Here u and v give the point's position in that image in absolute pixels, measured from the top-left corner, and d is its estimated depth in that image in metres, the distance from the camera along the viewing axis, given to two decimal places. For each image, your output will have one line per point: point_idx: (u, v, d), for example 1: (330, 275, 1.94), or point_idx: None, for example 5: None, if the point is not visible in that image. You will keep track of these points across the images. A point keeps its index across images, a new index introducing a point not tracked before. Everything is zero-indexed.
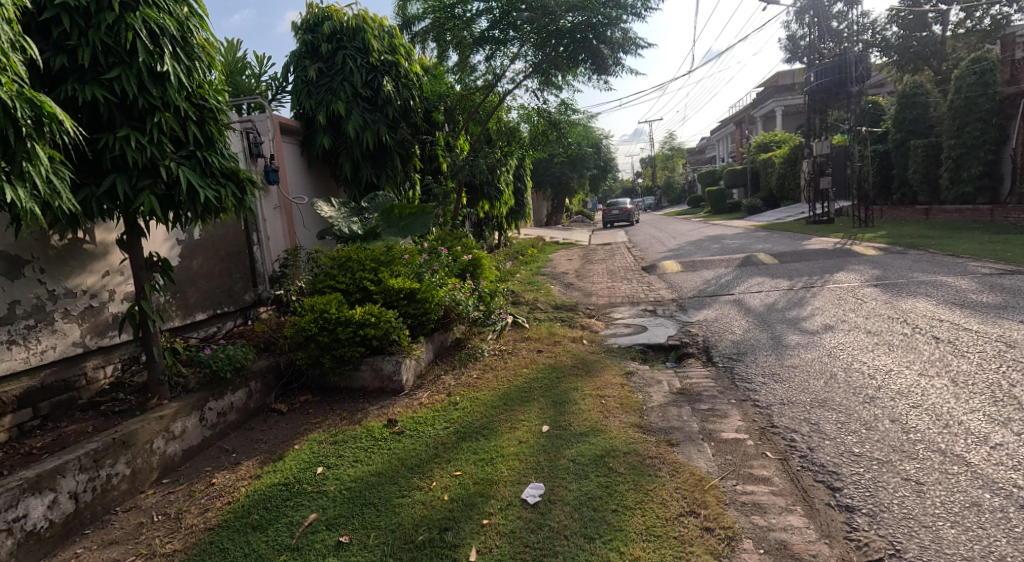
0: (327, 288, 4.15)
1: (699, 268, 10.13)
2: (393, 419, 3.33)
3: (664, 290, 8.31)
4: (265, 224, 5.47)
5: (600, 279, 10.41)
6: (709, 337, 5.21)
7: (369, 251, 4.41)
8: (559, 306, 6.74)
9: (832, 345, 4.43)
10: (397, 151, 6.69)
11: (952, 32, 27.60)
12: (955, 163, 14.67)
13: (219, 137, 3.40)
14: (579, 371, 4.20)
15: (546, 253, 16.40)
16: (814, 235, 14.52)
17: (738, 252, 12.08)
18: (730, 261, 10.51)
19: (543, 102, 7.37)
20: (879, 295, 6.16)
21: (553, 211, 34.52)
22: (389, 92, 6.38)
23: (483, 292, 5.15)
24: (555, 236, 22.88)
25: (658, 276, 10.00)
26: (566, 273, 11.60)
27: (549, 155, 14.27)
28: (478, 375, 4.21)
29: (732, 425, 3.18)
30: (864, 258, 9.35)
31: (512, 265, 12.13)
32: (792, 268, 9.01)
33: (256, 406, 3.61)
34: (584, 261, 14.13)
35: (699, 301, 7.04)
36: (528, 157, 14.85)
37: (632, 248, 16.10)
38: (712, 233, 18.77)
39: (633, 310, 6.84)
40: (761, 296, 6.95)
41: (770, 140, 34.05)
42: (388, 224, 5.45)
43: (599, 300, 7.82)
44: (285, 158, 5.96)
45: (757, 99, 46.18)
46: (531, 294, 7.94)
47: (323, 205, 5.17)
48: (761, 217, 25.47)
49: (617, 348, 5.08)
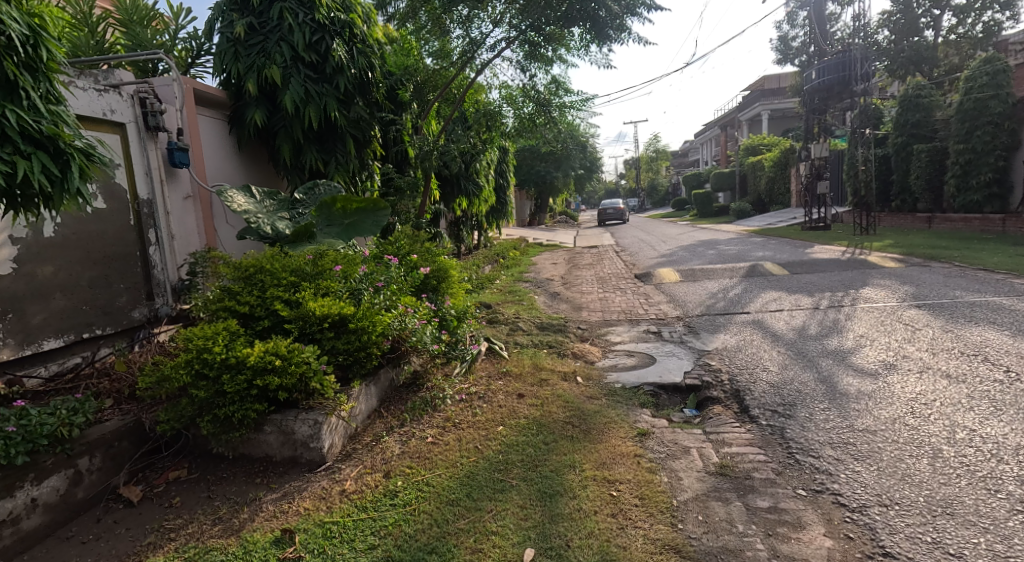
0: (222, 312, 2.93)
1: (700, 279, 9.07)
2: (289, 530, 2.20)
3: (665, 305, 7.20)
4: (168, 219, 4.22)
5: (589, 288, 9.28)
6: (737, 375, 4.10)
7: (289, 261, 3.22)
8: (546, 326, 5.57)
9: (909, 396, 3.34)
10: (350, 133, 5.46)
11: (945, 37, 26.98)
12: (963, 169, 13.83)
13: (24, 82, 2.16)
14: (575, 434, 3.05)
15: (529, 256, 15.28)
16: (815, 242, 13.58)
17: (739, 261, 11.03)
18: (734, 270, 9.46)
19: (530, 78, 6.20)
20: (931, 321, 5.10)
21: (537, 211, 33.47)
22: (340, 58, 5.13)
23: (447, 315, 3.95)
24: (539, 237, 21.79)
25: (654, 287, 8.90)
26: (550, 280, 10.45)
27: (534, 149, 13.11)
28: (433, 435, 3.02)
29: (820, 550, 2.05)
30: (885, 271, 8.34)
31: (492, 270, 10.98)
32: (807, 281, 7.97)
33: (89, 495, 2.38)
34: (570, 266, 13.02)
35: (711, 322, 5.95)
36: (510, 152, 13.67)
37: (621, 253, 15.07)
38: (703, 237, 17.82)
39: (635, 331, 5.72)
40: (784, 316, 5.88)
41: (758, 144, 33.34)
42: (324, 221, 4.19)
43: (592, 316, 6.70)
44: (200, 135, 4.69)
45: (743, 102, 45.57)
46: (514, 309, 6.77)
47: (237, 195, 3.91)
48: (751, 222, 24.61)
49: (620, 388, 3.94)
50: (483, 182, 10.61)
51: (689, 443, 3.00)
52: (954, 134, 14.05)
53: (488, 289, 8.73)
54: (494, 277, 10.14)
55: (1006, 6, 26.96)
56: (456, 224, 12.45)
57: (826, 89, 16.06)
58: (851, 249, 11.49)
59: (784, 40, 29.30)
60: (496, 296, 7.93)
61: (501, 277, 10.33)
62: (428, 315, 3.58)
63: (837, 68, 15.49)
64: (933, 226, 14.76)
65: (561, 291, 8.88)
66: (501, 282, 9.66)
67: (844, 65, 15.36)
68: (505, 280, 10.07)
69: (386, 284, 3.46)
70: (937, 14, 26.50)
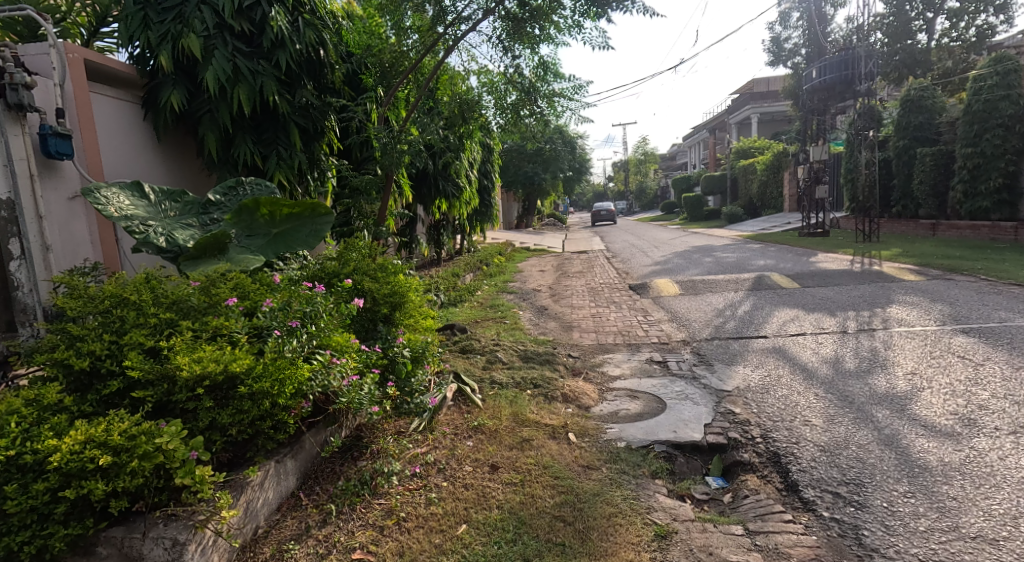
0: (49, 368, 1.99)
1: (701, 292, 8.23)
2: None
3: (667, 324, 6.34)
4: (44, 225, 3.22)
5: (581, 301, 8.39)
6: (772, 431, 3.23)
7: (171, 293, 2.28)
8: (532, 353, 4.66)
9: (1016, 476, 2.48)
10: (295, 122, 4.50)
11: (938, 40, 26.52)
12: (971, 174, 13.14)
13: None
14: (567, 540, 2.18)
15: (515, 262, 14.41)
16: (818, 250, 12.81)
17: (741, 271, 10.21)
18: (737, 282, 8.63)
19: (514, 59, 5.28)
20: (990, 353, 4.27)
21: (524, 213, 32.64)
22: (280, 29, 4.17)
23: (400, 357, 3.02)
24: (526, 241, 20.98)
25: (652, 301, 8.03)
26: (538, 291, 9.56)
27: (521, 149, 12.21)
28: (366, 546, 2.15)
29: None
30: (906, 285, 7.53)
31: (474, 279, 10.08)
32: (822, 297, 7.14)
33: None
34: (559, 274, 12.15)
35: (723, 350, 5.07)
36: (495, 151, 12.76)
37: (612, 260, 14.25)
38: (698, 243, 17.04)
39: (636, 361, 4.82)
40: (808, 343, 5.03)
41: (750, 147, 32.69)
42: (243, 230, 3.24)
43: (584, 339, 5.82)
44: (95, 118, 3.70)
45: (734, 105, 45.07)
46: (496, 331, 5.87)
47: (121, 194, 2.92)
48: (745, 227, 23.93)
49: (625, 451, 3.05)
50: (463, 183, 9.69)
51: (731, 555, 2.12)
52: (961, 138, 13.37)
53: (468, 304, 7.82)
54: (476, 287, 9.23)
55: (1000, 9, 26.51)
56: (436, 228, 11.52)
57: (827, 89, 15.27)
58: (859, 259, 10.72)
59: (776, 42, 28.49)
60: (477, 315, 7.01)
61: (484, 287, 9.45)
62: (366, 361, 2.63)
63: (839, 66, 14.69)
64: (938, 234, 14.10)
65: (549, 305, 7.99)
66: (483, 295, 8.75)
67: (846, 64, 14.57)
68: (488, 291, 9.17)
69: (310, 320, 2.49)
70: (931, 17, 25.96)
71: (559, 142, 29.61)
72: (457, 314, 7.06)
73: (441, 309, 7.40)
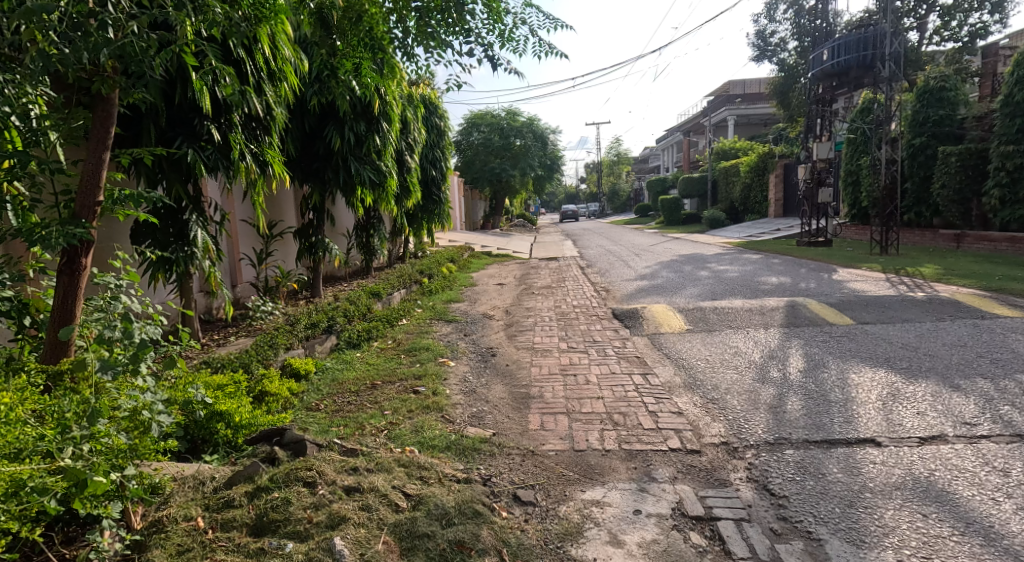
0: None
1: (715, 330, 5.80)
2: None
3: (682, 397, 3.87)
4: None
5: (545, 339, 5.88)
6: None
7: None
8: (430, 520, 2.14)
9: None
10: None
11: (930, 39, 24.78)
12: (1011, 177, 11.05)
13: None
14: None
15: (469, 272, 11.86)
16: (835, 264, 10.57)
17: (756, 294, 7.83)
18: (761, 313, 6.22)
19: None
20: None
21: (491, 213, 30.14)
22: None
23: None
24: (490, 243, 18.53)
25: (647, 342, 5.57)
26: (489, 318, 7.04)
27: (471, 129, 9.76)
28: None
29: None
30: (1013, 326, 5.17)
31: (405, 301, 7.55)
32: (904, 345, 4.76)
33: None
34: (521, 290, 9.66)
35: (814, 486, 2.60)
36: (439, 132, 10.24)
37: (587, 271, 11.84)
38: (685, 251, 14.77)
39: (652, 521, 2.35)
40: (981, 475, 2.56)
41: (731, 148, 30.71)
42: None
43: (548, 434, 3.33)
44: None
45: (710, 106, 43.31)
46: (395, 420, 3.36)
47: None
48: (729, 233, 21.90)
49: None
50: (388, 166, 7.24)
51: None
52: (998, 134, 11.29)
53: (379, 348, 5.29)
54: (402, 316, 6.69)
55: (996, 7, 24.72)
56: (364, 228, 9.22)
57: (841, 73, 12.81)
58: (897, 279, 8.43)
59: (762, 36, 25.91)
60: (382, 373, 4.48)
61: (417, 315, 6.94)
62: None
63: (858, 45, 12.19)
64: (962, 248, 12.05)
65: (500, 348, 5.47)
66: (410, 328, 6.21)
67: (867, 42, 12.06)
68: (419, 321, 6.66)
69: None
70: (926, 12, 24.00)
71: (528, 136, 27.18)
72: (355, 371, 4.54)
73: (333, 358, 4.86)
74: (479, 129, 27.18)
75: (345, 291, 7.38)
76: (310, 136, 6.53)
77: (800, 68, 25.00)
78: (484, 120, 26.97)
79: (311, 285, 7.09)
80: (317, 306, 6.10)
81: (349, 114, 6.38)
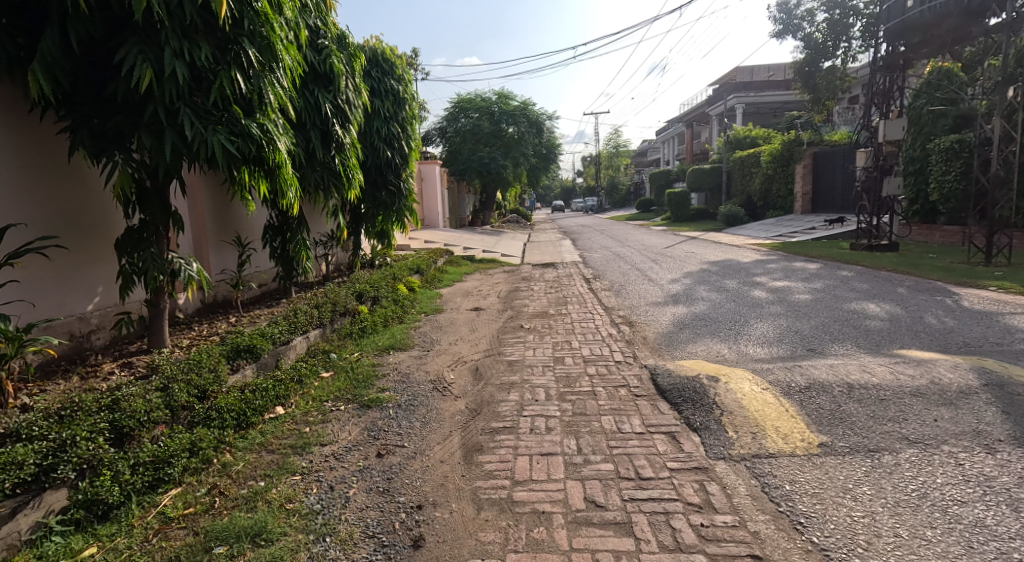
0: None
1: (882, 450, 2.87)
2: None
3: None
4: None
5: (536, 465, 2.99)
6: None
7: None
8: None
9: None
10: None
11: None
12: None
13: None
14: None
15: (439, 288, 8.95)
16: (941, 282, 7.63)
17: (874, 342, 4.90)
18: (949, 403, 3.28)
19: None
20: None
21: (481, 208, 27.21)
22: None
23: None
24: (475, 244, 15.60)
25: (751, 487, 2.66)
26: (442, 394, 4.13)
27: (405, 76, 6.83)
28: None
29: None
30: None
31: (305, 360, 4.61)
32: None
33: None
34: (505, 321, 6.75)
35: None
36: (364, 83, 7.24)
37: (594, 287, 8.91)
38: (713, 258, 11.95)
39: None
40: None
41: (746, 136, 27.66)
42: None
43: None
44: None
45: (716, 94, 40.32)
46: None
47: None
48: (751, 232, 19.08)
49: None
50: (274, 130, 4.32)
51: None
52: None
53: (153, 528, 2.34)
54: (279, 403, 3.73)
55: None
56: (280, 235, 6.59)
57: (927, 26, 9.88)
58: None
59: (785, 9, 22.75)
60: None
61: (314, 395, 3.96)
62: None
63: None
64: None
65: (441, 508, 2.57)
66: (275, 437, 3.22)
67: None
68: (313, 410, 3.72)
69: None
70: None
71: (523, 123, 24.02)
72: None
73: None
74: (468, 114, 24.19)
75: (205, 341, 4.60)
76: (104, 68, 3.59)
77: (829, 44, 21.97)
78: (472, 105, 24.00)
79: (152, 334, 4.46)
80: (90, 393, 3.19)
81: (168, 26, 3.44)
